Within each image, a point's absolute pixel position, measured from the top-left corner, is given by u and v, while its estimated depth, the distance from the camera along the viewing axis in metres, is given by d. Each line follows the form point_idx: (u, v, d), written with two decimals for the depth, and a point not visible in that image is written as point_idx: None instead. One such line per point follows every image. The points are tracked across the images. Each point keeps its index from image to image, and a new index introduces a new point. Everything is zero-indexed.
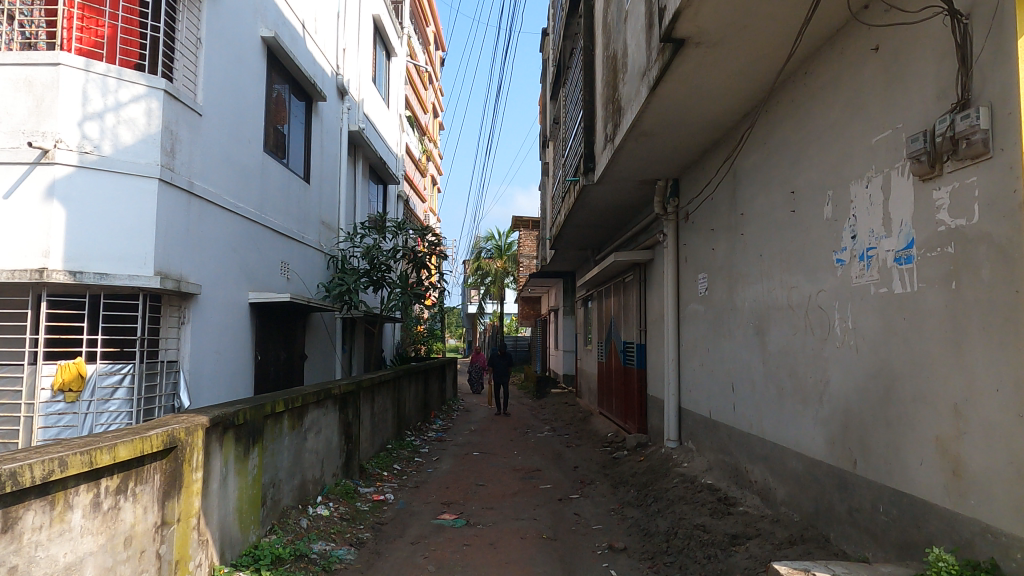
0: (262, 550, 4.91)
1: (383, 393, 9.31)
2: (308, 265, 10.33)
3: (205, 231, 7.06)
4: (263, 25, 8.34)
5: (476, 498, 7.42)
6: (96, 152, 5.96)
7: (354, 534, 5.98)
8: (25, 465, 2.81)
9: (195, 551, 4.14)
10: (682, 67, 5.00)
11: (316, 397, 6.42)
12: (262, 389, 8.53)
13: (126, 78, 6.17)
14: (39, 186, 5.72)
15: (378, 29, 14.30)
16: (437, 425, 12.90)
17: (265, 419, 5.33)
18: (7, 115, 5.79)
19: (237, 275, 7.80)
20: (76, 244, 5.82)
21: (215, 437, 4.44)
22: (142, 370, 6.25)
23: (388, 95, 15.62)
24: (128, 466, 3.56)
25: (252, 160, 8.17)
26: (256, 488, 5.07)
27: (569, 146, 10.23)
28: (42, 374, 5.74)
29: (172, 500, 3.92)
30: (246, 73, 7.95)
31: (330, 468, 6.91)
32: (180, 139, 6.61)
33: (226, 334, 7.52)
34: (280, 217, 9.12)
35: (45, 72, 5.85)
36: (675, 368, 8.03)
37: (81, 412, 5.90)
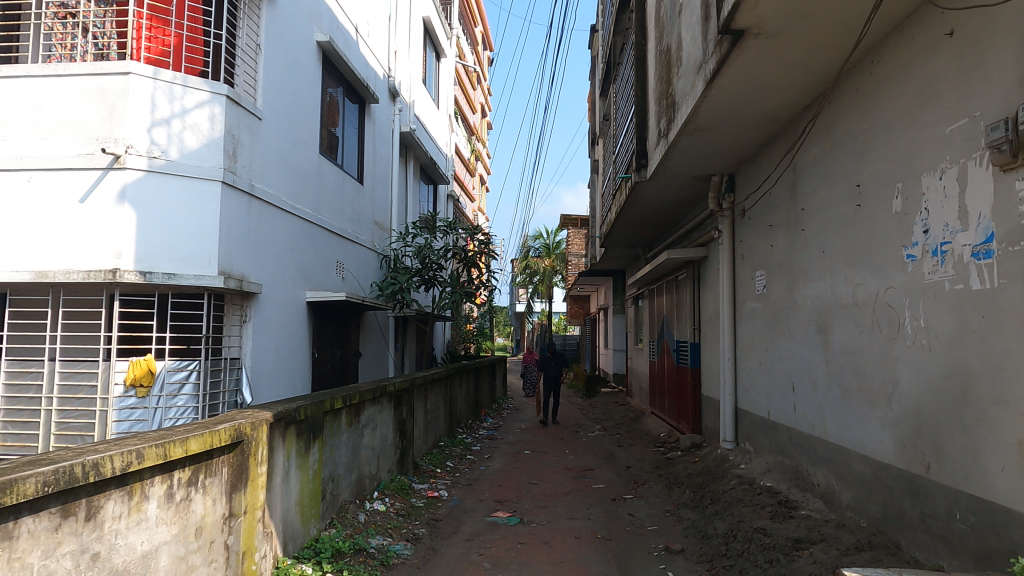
0: (323, 543, 5.02)
1: (434, 392, 9.39)
2: (361, 265, 10.51)
3: (265, 232, 7.26)
4: (319, 29, 8.52)
5: (529, 497, 7.40)
6: (164, 156, 6.17)
7: (410, 529, 6.05)
8: (106, 457, 2.94)
9: (260, 543, 4.28)
10: (740, 59, 4.89)
11: (372, 394, 6.54)
12: (319, 386, 8.74)
13: (191, 85, 6.39)
14: (111, 190, 5.98)
15: (428, 31, 14.45)
16: (488, 423, 12.98)
17: (325, 415, 5.44)
18: (82, 123, 6.08)
19: (295, 276, 8.00)
20: (146, 246, 6.06)
21: (278, 432, 4.57)
22: (207, 366, 6.46)
23: (437, 96, 15.77)
24: (198, 459, 3.68)
25: (308, 162, 8.36)
26: (317, 483, 5.19)
27: (620, 142, 10.13)
28: (115, 370, 5.98)
29: (240, 492, 4.05)
30: (303, 78, 8.14)
31: (386, 464, 7.01)
32: (241, 143, 6.80)
33: (285, 332, 7.72)
34: (335, 217, 9.31)
35: (116, 81, 6.10)
36: (731, 367, 7.87)
37: (151, 407, 6.12)
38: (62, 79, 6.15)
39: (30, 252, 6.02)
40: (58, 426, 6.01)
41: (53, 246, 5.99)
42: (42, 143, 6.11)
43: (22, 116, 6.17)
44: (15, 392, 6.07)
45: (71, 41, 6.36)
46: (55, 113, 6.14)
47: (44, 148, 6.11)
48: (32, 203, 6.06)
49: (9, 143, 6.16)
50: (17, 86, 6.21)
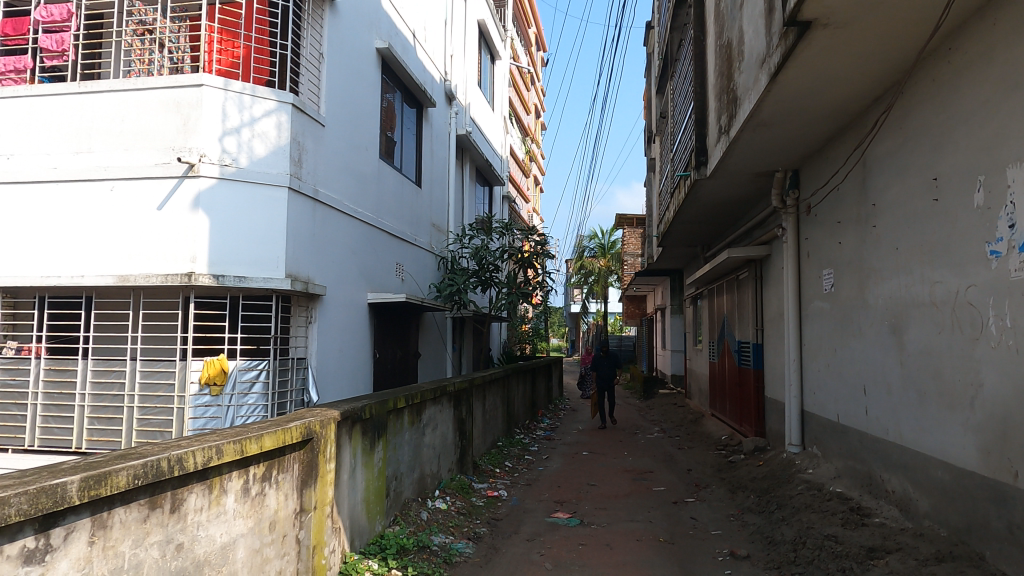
0: (388, 540, 5.13)
1: (493, 392, 9.46)
2: (419, 266, 10.68)
3: (328, 235, 7.46)
4: (378, 36, 8.71)
5: (588, 498, 7.37)
6: (234, 164, 6.41)
7: (471, 528, 6.11)
8: (189, 452, 3.08)
9: (329, 538, 4.41)
10: (807, 52, 4.75)
11: (433, 394, 6.64)
12: (381, 386, 8.92)
13: (259, 94, 6.61)
14: (187, 197, 6.27)
15: (483, 34, 14.56)
16: (546, 423, 12.98)
17: (388, 414, 5.55)
18: (159, 134, 6.39)
19: (357, 278, 8.20)
20: (218, 250, 6.31)
21: (346, 430, 4.70)
22: (276, 366, 6.66)
23: (493, 98, 15.88)
24: (271, 456, 3.82)
25: (369, 167, 8.55)
26: (381, 480, 5.31)
27: (678, 140, 9.97)
28: (191, 369, 6.25)
29: (310, 488, 4.18)
30: (363, 84, 8.33)
31: (446, 463, 7.10)
32: (306, 149, 7.01)
33: (348, 333, 7.91)
34: (394, 220, 9.48)
35: (190, 93, 6.39)
36: (797, 368, 7.64)
37: (224, 405, 6.35)
38: (141, 92, 6.47)
39: (113, 257, 6.36)
40: (139, 422, 6.31)
41: (135, 251, 6.31)
42: (124, 154, 6.44)
43: (104, 129, 6.51)
44: (100, 390, 6.41)
45: (149, 56, 6.68)
46: (134, 125, 6.46)
47: (125, 159, 6.43)
48: (115, 211, 6.39)
49: (94, 154, 6.51)
50: (100, 100, 6.55)
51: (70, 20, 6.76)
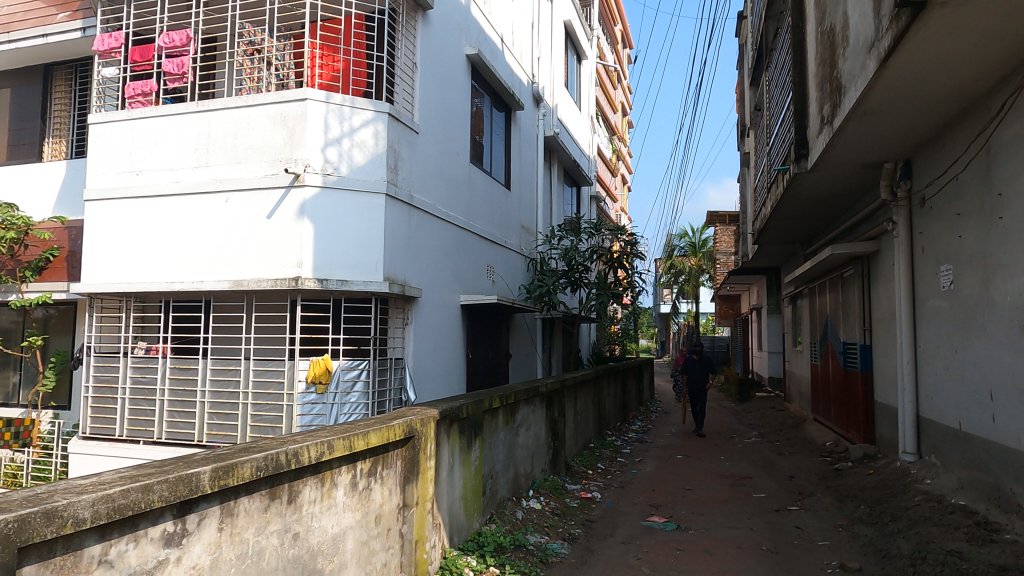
0: (485, 537, 5.22)
1: (584, 393, 9.43)
2: (510, 268, 10.80)
3: (423, 239, 7.68)
4: (467, 43, 8.88)
5: (685, 502, 7.20)
6: (336, 173, 6.73)
7: (566, 529, 6.11)
8: (303, 446, 3.25)
9: (430, 533, 4.54)
10: (921, 33, 4.45)
11: (526, 394, 6.69)
12: (474, 386, 9.09)
13: (358, 105, 6.89)
14: (293, 206, 6.63)
15: (569, 35, 14.56)
16: (637, 426, 12.79)
17: (484, 414, 5.65)
18: (268, 147, 6.79)
19: (451, 280, 8.39)
20: (322, 255, 6.63)
21: (444, 429, 4.82)
22: (376, 365, 6.92)
23: (579, 98, 15.83)
24: (377, 452, 3.97)
25: (460, 171, 8.74)
26: (478, 479, 5.41)
27: (775, 133, 9.57)
28: (299, 368, 6.58)
29: (412, 484, 4.32)
30: (454, 91, 8.53)
31: (540, 464, 7.14)
32: (402, 156, 7.25)
33: (443, 334, 8.11)
34: (485, 223, 9.64)
35: (295, 107, 6.75)
36: (911, 371, 7.15)
37: (328, 402, 6.64)
38: (251, 108, 6.89)
39: (228, 263, 6.81)
40: (253, 418, 6.71)
41: (248, 257, 6.74)
42: (237, 167, 6.89)
43: (220, 144, 6.98)
44: (218, 387, 6.87)
45: (258, 73, 7.10)
46: (246, 139, 6.89)
47: (239, 171, 6.88)
48: (230, 220, 6.85)
49: (211, 168, 6.99)
50: (215, 117, 7.03)
51: (188, 45, 7.23)
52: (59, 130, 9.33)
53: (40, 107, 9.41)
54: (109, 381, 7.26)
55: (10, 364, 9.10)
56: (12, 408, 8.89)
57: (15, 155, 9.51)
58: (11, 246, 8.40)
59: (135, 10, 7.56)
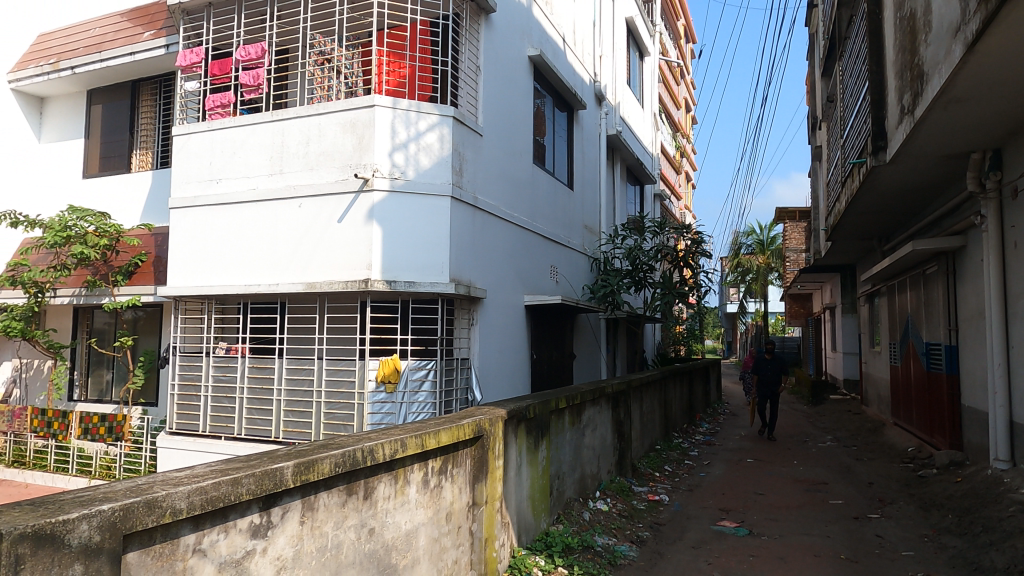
0: (553, 537, 5.23)
1: (650, 394, 9.30)
2: (573, 268, 10.77)
3: (487, 240, 7.76)
4: (530, 44, 8.92)
5: (757, 507, 7.01)
6: (403, 177, 6.88)
7: (634, 531, 6.04)
8: (378, 444, 3.34)
9: (499, 532, 4.58)
10: (1014, 15, 4.18)
11: (592, 395, 6.66)
12: (539, 386, 9.10)
13: (424, 110, 7.02)
14: (362, 210, 6.80)
15: (631, 32, 14.39)
16: (705, 428, 12.53)
17: (550, 414, 5.66)
18: (338, 153, 7.00)
19: (515, 281, 8.44)
20: (390, 258, 6.78)
21: (512, 429, 4.85)
22: (443, 365, 7.03)
23: (642, 95, 15.63)
24: (447, 450, 4.04)
25: (523, 172, 8.77)
26: (545, 479, 5.42)
27: (849, 125, 9.19)
28: (369, 368, 6.75)
29: (481, 483, 4.37)
30: (517, 92, 8.57)
31: (606, 465, 7.10)
32: (466, 159, 7.35)
33: (508, 335, 8.17)
34: (548, 223, 9.64)
35: (363, 113, 6.93)
36: (1003, 373, 6.73)
37: (398, 401, 6.78)
38: (322, 116, 7.12)
39: (302, 266, 7.06)
40: (325, 416, 6.93)
41: (320, 260, 6.96)
42: (309, 173, 7.13)
43: (293, 151, 7.24)
44: (294, 385, 7.13)
45: (328, 82, 7.33)
46: (318, 146, 7.12)
47: (311, 177, 7.12)
48: (303, 225, 7.10)
49: (285, 175, 7.27)
50: (289, 126, 7.30)
51: (263, 57, 7.51)
52: (146, 142, 9.88)
53: (129, 122, 9.99)
54: (193, 380, 7.64)
55: (104, 363, 9.75)
56: (106, 404, 9.48)
57: (106, 166, 10.14)
58: (105, 252, 8.97)
59: (214, 26, 7.93)
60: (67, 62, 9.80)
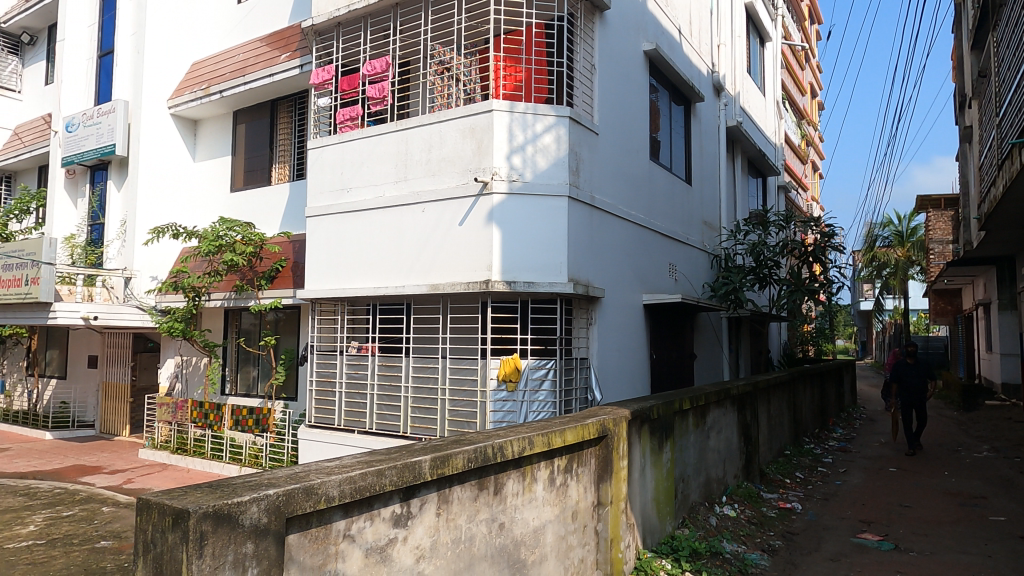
0: (680, 541, 5.11)
1: (778, 396, 8.86)
2: (693, 266, 10.47)
3: (605, 239, 7.72)
4: (645, 39, 8.78)
5: (903, 520, 6.48)
6: (521, 179, 6.99)
7: (765, 540, 5.78)
8: (507, 441, 3.42)
9: (624, 533, 4.55)
10: None
11: (716, 396, 6.44)
12: (659, 387, 8.93)
13: (541, 112, 7.10)
14: (482, 213, 6.97)
15: (751, 18, 13.77)
16: (839, 433, 11.76)
17: (674, 415, 5.55)
18: (459, 158, 7.22)
19: (633, 280, 8.33)
20: (509, 259, 6.91)
21: (636, 429, 4.80)
22: (562, 365, 7.06)
23: (764, 83, 14.92)
24: (572, 450, 4.07)
25: (640, 169, 8.65)
26: (670, 481, 5.32)
27: (1007, 100, 8.29)
28: (490, 367, 6.90)
29: (606, 483, 4.36)
30: (632, 88, 8.46)
31: (732, 469, 6.85)
32: (583, 159, 7.36)
33: (626, 334, 8.08)
34: (666, 221, 9.43)
35: (482, 118, 7.09)
36: None
37: (518, 399, 6.89)
38: (444, 123, 7.38)
39: (426, 269, 7.35)
40: (450, 413, 7.16)
41: (443, 262, 7.22)
42: (431, 179, 7.41)
43: (417, 159, 7.55)
44: (420, 383, 7.43)
45: (448, 90, 7.59)
46: (439, 152, 7.38)
47: (434, 183, 7.39)
48: (426, 228, 7.38)
49: (410, 182, 7.59)
50: (412, 134, 7.62)
51: (387, 70, 7.92)
52: (283, 156, 10.67)
53: (269, 138, 10.85)
54: (329, 377, 8.16)
55: (250, 360, 10.60)
56: (253, 398, 10.33)
57: (250, 180, 11.06)
58: (250, 259, 9.79)
59: (343, 44, 8.43)
60: (216, 86, 10.80)
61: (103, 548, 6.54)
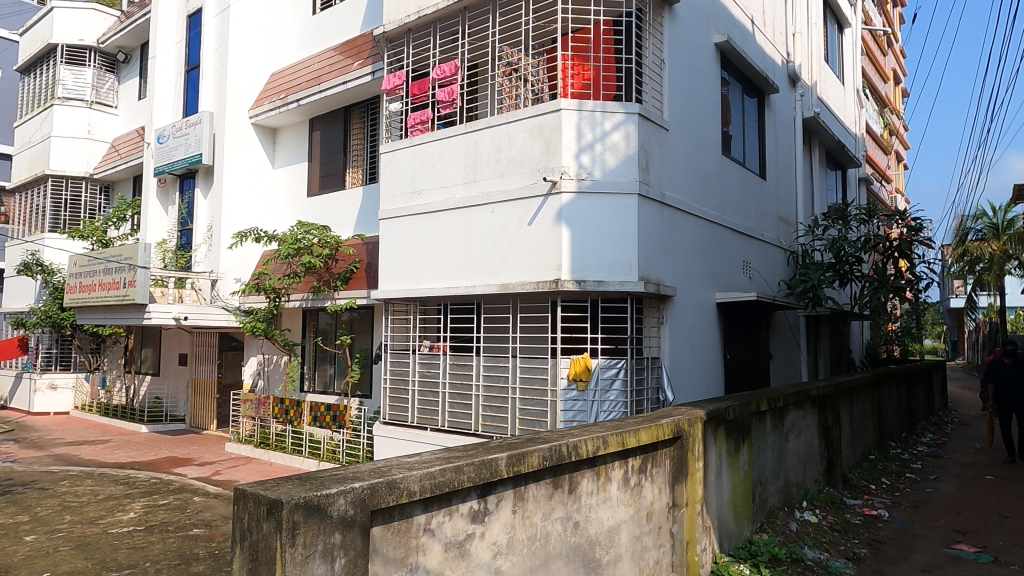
0: (758, 546, 4.97)
1: (861, 398, 8.47)
2: (768, 263, 10.15)
3: (676, 236, 7.59)
4: (716, 31, 8.58)
5: (1002, 532, 6.08)
6: (590, 177, 6.97)
7: (849, 547, 5.54)
8: (581, 440, 3.42)
9: (700, 536, 4.46)
10: None
11: (795, 398, 6.22)
12: (733, 387, 8.70)
13: (609, 109, 7.06)
14: (551, 212, 6.97)
15: (829, 4, 13.21)
16: (928, 438, 11.13)
17: (751, 416, 5.40)
18: (528, 158, 7.26)
19: (705, 278, 8.15)
20: (579, 258, 6.89)
21: (711, 430, 4.70)
22: (632, 365, 6.99)
23: (843, 72, 14.28)
24: (647, 450, 4.03)
25: (712, 164, 8.45)
26: (747, 484, 5.19)
27: None
28: (560, 366, 6.92)
29: (681, 484, 4.30)
30: (703, 82, 8.28)
31: (812, 473, 6.61)
32: (652, 155, 7.26)
33: (699, 333, 7.91)
34: (740, 217, 9.18)
35: (550, 118, 7.10)
36: None
37: (589, 399, 6.88)
38: (512, 123, 7.42)
39: (496, 269, 7.42)
40: (521, 411, 7.21)
41: (513, 262, 7.27)
42: (501, 179, 7.47)
43: (486, 160, 7.63)
44: (490, 381, 7.51)
45: (516, 91, 7.63)
46: (508, 153, 7.43)
47: (503, 183, 7.45)
48: (496, 229, 7.45)
49: (479, 183, 7.68)
50: (482, 136, 7.71)
51: (456, 73, 8.05)
52: (356, 161, 10.99)
53: (343, 144, 11.21)
54: (402, 375, 8.36)
55: (327, 359, 10.99)
56: (330, 395, 10.72)
57: (325, 184, 11.46)
58: (326, 260, 10.16)
59: (413, 49, 8.60)
60: (293, 95, 11.22)
61: (195, 536, 6.93)
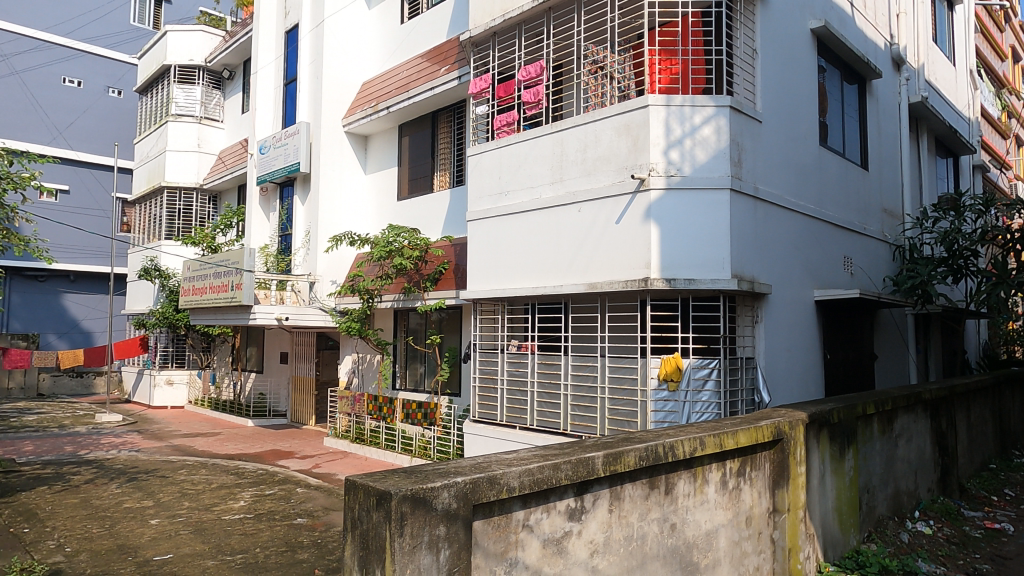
0: (867, 557, 4.71)
1: (980, 402, 7.86)
2: (871, 258, 9.60)
3: (771, 232, 7.32)
4: (812, 17, 8.20)
5: None
6: (679, 174, 6.84)
7: (969, 562, 5.16)
8: (677, 440, 3.37)
9: (803, 543, 4.28)
10: None
11: (905, 401, 5.86)
12: (834, 389, 8.29)
13: (699, 103, 6.90)
14: (639, 210, 6.89)
15: None
16: None
17: (857, 420, 5.13)
18: (615, 156, 7.20)
19: (803, 275, 7.81)
20: (669, 255, 6.77)
21: (814, 433, 4.51)
22: (726, 365, 6.79)
23: (954, 52, 13.30)
24: (745, 452, 3.91)
25: (809, 156, 8.09)
26: (853, 490, 4.94)
27: None
28: (651, 366, 6.81)
29: (782, 489, 4.15)
30: (799, 70, 7.93)
31: (925, 482, 6.20)
32: (745, 149, 7.03)
33: (796, 333, 7.59)
34: (839, 210, 8.74)
35: (638, 114, 7.02)
36: None
37: (680, 400, 6.71)
38: (599, 122, 7.38)
39: (583, 268, 7.40)
40: (610, 412, 7.15)
41: (601, 261, 7.23)
42: (588, 178, 7.45)
43: (572, 159, 7.63)
44: (579, 381, 7.49)
45: (602, 89, 7.58)
46: (595, 151, 7.40)
47: (590, 182, 7.42)
48: (583, 228, 7.43)
49: (566, 183, 7.69)
50: (568, 135, 7.71)
51: (542, 74, 8.08)
52: (444, 165, 11.25)
53: (431, 148, 11.50)
54: (491, 374, 8.49)
55: (417, 358, 11.35)
56: (421, 393, 11.02)
57: (415, 188, 11.78)
58: (416, 263, 10.43)
59: (498, 52, 8.72)
60: (384, 103, 11.62)
61: (299, 525, 7.31)
